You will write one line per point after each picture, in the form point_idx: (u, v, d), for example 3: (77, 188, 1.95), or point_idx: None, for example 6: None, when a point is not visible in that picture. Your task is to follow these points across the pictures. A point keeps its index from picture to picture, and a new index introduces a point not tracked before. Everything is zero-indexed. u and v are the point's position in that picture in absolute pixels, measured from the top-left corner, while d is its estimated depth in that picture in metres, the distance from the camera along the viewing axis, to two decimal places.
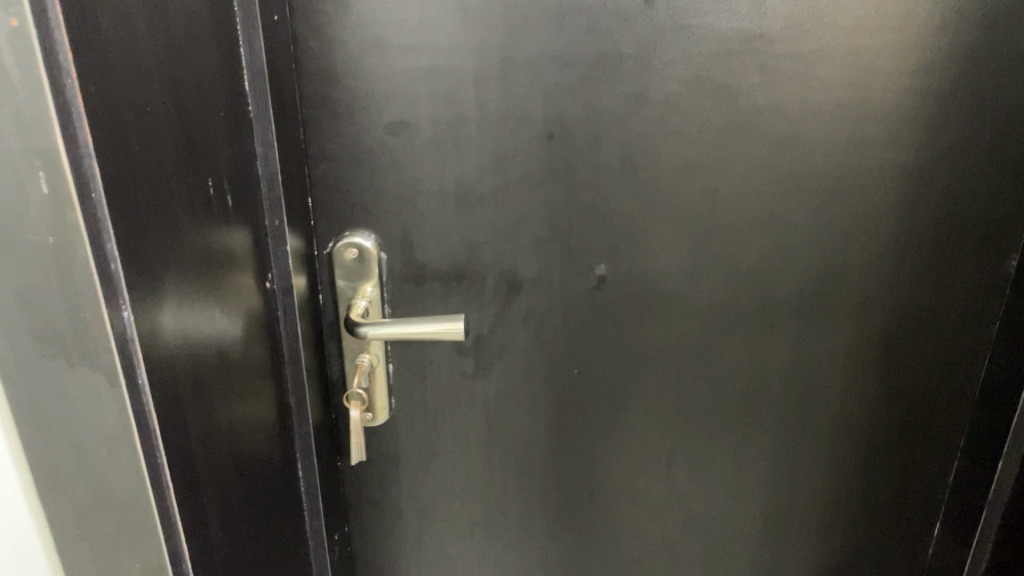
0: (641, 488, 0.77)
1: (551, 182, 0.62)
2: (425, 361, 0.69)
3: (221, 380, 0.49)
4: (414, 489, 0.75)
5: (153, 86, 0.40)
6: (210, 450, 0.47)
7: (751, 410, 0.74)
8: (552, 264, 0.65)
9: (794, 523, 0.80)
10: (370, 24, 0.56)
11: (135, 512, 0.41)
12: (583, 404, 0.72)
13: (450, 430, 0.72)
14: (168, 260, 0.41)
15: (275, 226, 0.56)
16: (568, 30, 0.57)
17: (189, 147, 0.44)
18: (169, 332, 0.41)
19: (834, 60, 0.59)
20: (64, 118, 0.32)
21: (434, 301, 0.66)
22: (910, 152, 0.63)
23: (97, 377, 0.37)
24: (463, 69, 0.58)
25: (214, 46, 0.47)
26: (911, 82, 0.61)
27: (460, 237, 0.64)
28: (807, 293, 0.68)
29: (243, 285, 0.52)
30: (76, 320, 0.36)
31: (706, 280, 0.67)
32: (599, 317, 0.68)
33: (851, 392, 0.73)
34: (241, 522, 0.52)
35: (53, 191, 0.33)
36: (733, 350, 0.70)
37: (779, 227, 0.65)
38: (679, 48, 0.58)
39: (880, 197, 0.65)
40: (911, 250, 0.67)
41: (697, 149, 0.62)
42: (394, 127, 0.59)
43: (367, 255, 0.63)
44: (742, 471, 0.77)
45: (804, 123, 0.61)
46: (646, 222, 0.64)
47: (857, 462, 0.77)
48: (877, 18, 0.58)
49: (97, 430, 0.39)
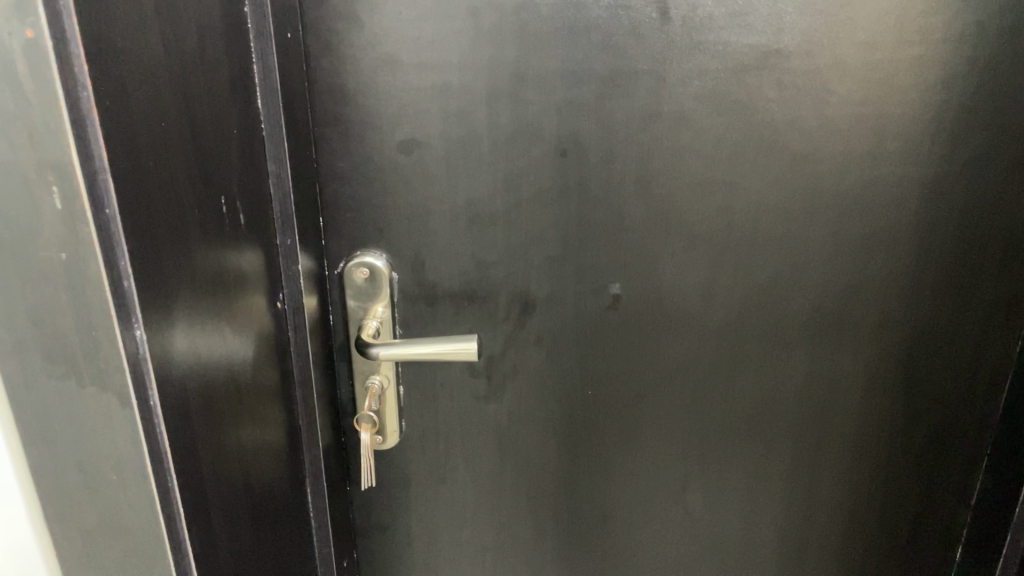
0: (655, 511, 0.76)
1: (564, 200, 0.61)
2: (436, 382, 0.67)
3: (232, 401, 0.48)
4: (424, 514, 0.73)
5: (167, 101, 0.39)
6: (221, 474, 0.46)
7: (765, 431, 0.72)
8: (565, 283, 0.65)
9: (811, 545, 0.79)
10: (383, 41, 0.55)
11: (145, 538, 0.40)
12: (595, 425, 0.71)
13: (461, 453, 0.71)
14: (180, 278, 0.40)
15: (287, 245, 0.56)
16: (583, 46, 0.57)
17: (202, 163, 0.43)
18: (181, 352, 0.40)
19: (850, 76, 0.59)
20: (79, 132, 0.31)
21: (446, 321, 0.65)
22: (927, 168, 0.62)
23: (108, 398, 0.36)
24: (476, 87, 0.57)
25: (227, 62, 0.46)
26: (928, 98, 0.60)
27: (472, 256, 0.63)
28: (822, 310, 0.67)
29: (254, 305, 0.51)
30: (87, 338, 0.35)
31: (722, 298, 0.66)
32: (611, 337, 0.67)
33: (867, 411, 0.72)
34: (250, 548, 0.51)
35: (67, 207, 0.32)
36: (748, 369, 0.69)
37: (794, 244, 0.64)
38: (694, 63, 0.58)
39: (897, 213, 0.64)
40: (930, 267, 0.66)
41: (713, 166, 0.61)
42: (406, 145, 0.59)
43: (378, 274, 0.62)
44: (758, 493, 0.75)
45: (820, 140, 0.61)
46: (661, 241, 0.64)
47: (875, 483, 0.76)
48: (894, 32, 0.58)
49: (107, 452, 0.38)
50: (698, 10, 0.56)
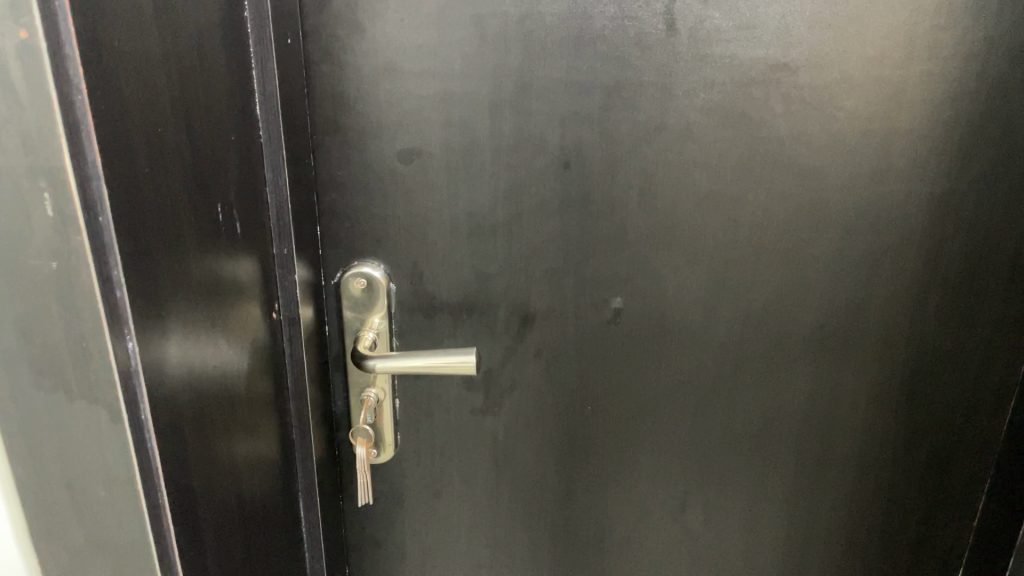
0: (653, 529, 0.74)
1: (568, 212, 0.61)
2: (433, 395, 0.66)
3: (224, 413, 0.46)
4: (417, 529, 0.72)
5: (164, 106, 0.38)
6: (212, 487, 0.45)
7: (766, 448, 0.71)
8: (565, 297, 0.64)
9: (811, 563, 0.78)
10: (385, 48, 0.54)
11: (133, 554, 0.39)
12: (594, 439, 0.70)
13: (457, 468, 0.69)
14: (174, 288, 0.39)
15: (283, 254, 0.54)
16: (587, 56, 0.56)
17: (198, 169, 0.42)
18: (173, 363, 0.39)
19: (857, 90, 0.58)
20: (73, 136, 0.30)
21: (444, 333, 0.64)
22: (934, 186, 0.62)
23: (97, 411, 0.35)
24: (479, 97, 0.56)
25: (225, 63, 0.45)
26: (937, 113, 0.59)
27: (472, 267, 0.62)
28: (826, 327, 0.66)
29: (249, 315, 0.50)
30: (78, 351, 0.34)
31: (723, 314, 0.65)
32: (612, 351, 0.66)
33: (869, 429, 0.71)
34: (241, 563, 0.50)
35: (58, 214, 0.31)
36: (751, 385, 0.68)
37: (799, 261, 0.64)
38: (701, 75, 0.57)
39: (903, 230, 0.63)
40: (937, 285, 0.65)
41: (718, 179, 0.60)
42: (406, 154, 0.58)
43: (375, 285, 0.61)
44: (758, 511, 0.74)
45: (825, 154, 0.60)
46: (663, 255, 0.63)
47: (877, 505, 0.75)
48: (903, 48, 0.57)
49: (94, 468, 0.36)
50: (706, 22, 0.55)
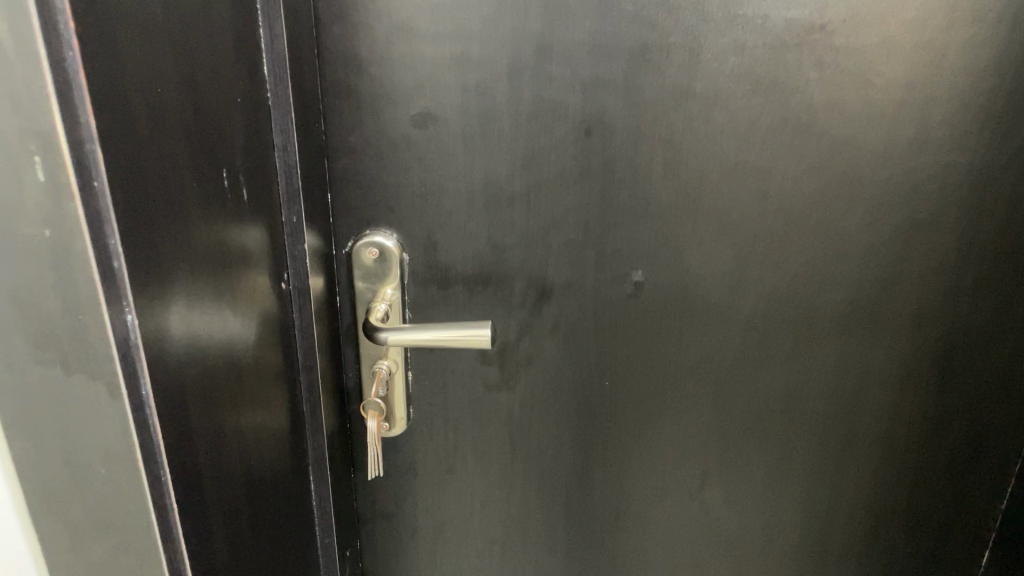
0: (671, 507, 0.73)
1: (589, 181, 0.58)
2: (447, 369, 0.65)
3: (230, 386, 0.45)
4: (430, 504, 0.71)
5: (165, 65, 0.36)
6: (218, 463, 0.43)
7: (789, 427, 0.69)
8: (585, 269, 0.61)
9: (832, 543, 0.76)
10: (400, 7, 0.52)
11: (134, 530, 0.37)
12: (612, 417, 0.68)
13: (471, 442, 0.68)
14: (178, 258, 0.37)
15: (293, 223, 0.52)
16: (613, 17, 0.53)
17: (202, 133, 0.40)
18: (176, 335, 0.37)
19: (895, 56, 0.55)
20: (65, 99, 0.28)
21: (458, 305, 0.62)
22: (971, 157, 0.59)
23: (96, 386, 0.33)
24: (498, 59, 0.54)
25: (230, 20, 0.43)
26: (978, 80, 0.56)
27: (488, 238, 0.60)
28: (855, 304, 0.64)
29: (257, 285, 0.48)
30: (73, 324, 0.32)
31: (749, 289, 0.63)
32: (632, 327, 0.64)
33: (896, 409, 0.69)
34: (249, 538, 0.48)
35: (50, 179, 0.29)
36: (776, 362, 0.66)
37: (828, 235, 0.61)
38: (731, 39, 0.54)
39: (938, 204, 0.60)
40: (971, 259, 0.63)
41: (746, 148, 0.58)
42: (421, 120, 0.55)
43: (388, 255, 0.59)
44: (779, 491, 0.73)
45: (860, 123, 0.57)
46: (687, 227, 0.60)
47: (902, 486, 0.73)
48: (947, 11, 0.54)
49: (94, 443, 0.35)
50: None
